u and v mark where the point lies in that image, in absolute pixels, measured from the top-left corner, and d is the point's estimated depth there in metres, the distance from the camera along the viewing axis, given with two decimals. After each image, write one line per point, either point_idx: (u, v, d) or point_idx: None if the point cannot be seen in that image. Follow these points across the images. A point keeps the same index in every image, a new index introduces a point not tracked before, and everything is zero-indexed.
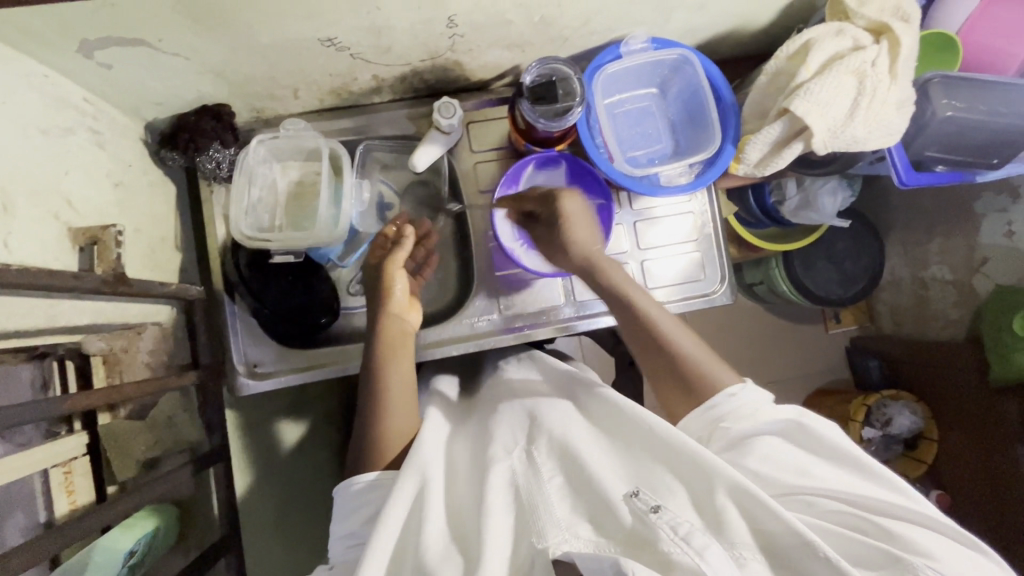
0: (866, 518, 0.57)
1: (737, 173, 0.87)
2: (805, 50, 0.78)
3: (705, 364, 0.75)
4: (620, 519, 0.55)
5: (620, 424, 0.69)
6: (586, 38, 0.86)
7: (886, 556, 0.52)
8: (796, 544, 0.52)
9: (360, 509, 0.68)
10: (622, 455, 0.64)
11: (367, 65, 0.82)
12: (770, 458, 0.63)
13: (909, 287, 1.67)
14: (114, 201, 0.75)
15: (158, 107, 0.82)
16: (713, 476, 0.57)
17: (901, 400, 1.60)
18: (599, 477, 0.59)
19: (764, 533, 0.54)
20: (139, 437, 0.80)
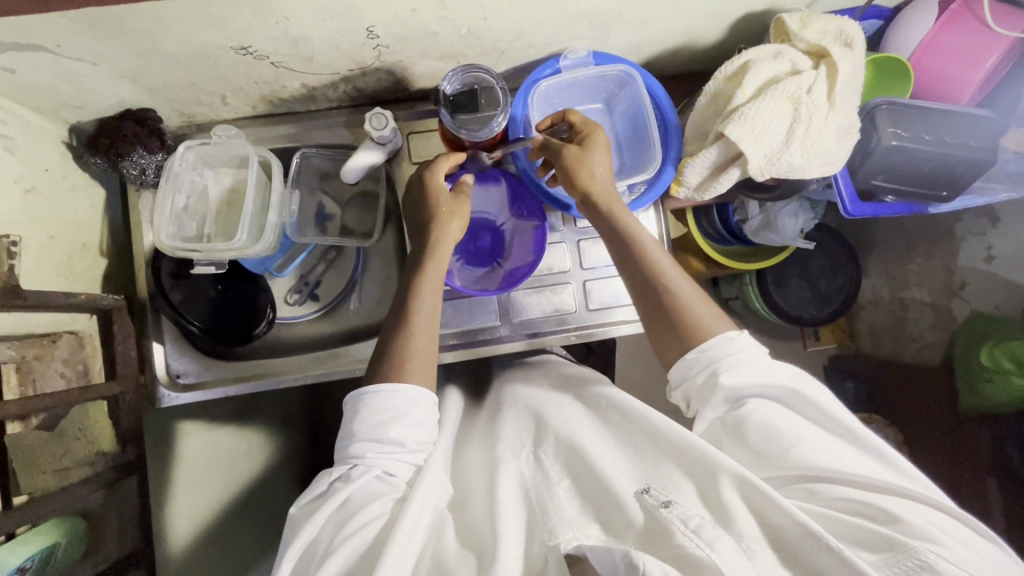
0: (864, 495, 0.59)
1: (678, 195, 0.83)
2: (743, 71, 0.75)
3: (703, 312, 0.74)
4: (630, 517, 0.57)
5: (620, 421, 0.72)
6: (523, 51, 0.84)
7: (881, 538, 0.55)
8: (801, 535, 0.54)
9: (392, 413, 0.68)
10: (623, 451, 0.68)
11: (293, 73, 0.80)
12: (770, 435, 0.64)
13: (887, 307, 1.57)
14: (21, 208, 0.73)
15: (79, 110, 0.80)
16: (704, 465, 0.61)
17: (873, 423, 1.55)
18: (602, 474, 0.62)
19: (770, 525, 0.56)
20: (48, 449, 0.77)
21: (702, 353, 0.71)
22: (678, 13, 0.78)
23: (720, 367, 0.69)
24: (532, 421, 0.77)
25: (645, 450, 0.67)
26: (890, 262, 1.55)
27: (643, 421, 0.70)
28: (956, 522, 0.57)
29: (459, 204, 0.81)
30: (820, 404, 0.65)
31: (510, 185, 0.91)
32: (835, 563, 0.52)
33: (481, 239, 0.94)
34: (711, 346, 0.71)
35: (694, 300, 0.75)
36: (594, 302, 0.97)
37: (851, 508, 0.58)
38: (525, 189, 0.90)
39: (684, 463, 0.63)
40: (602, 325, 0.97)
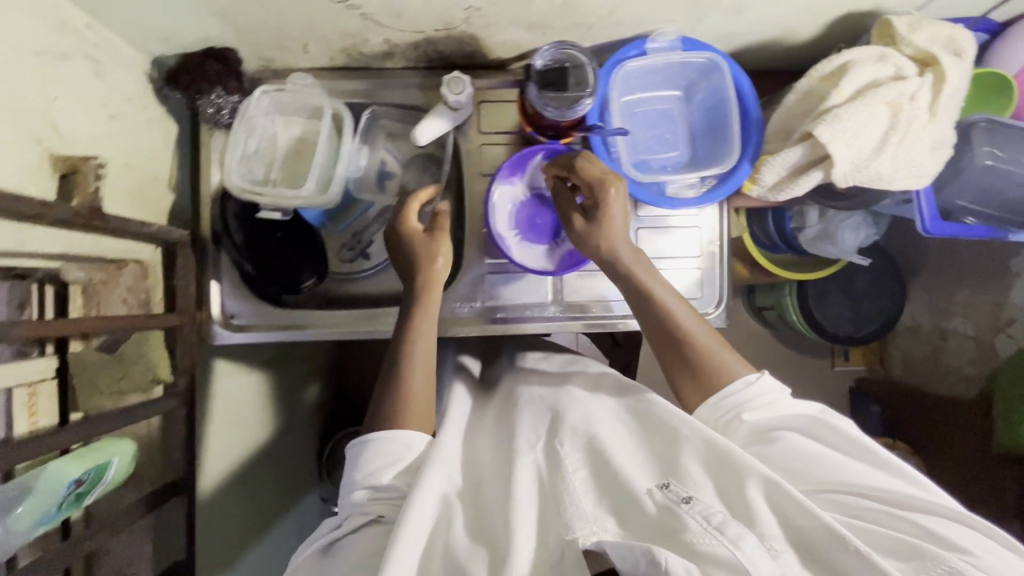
0: (889, 512, 0.58)
1: (751, 193, 0.83)
2: (841, 72, 0.72)
3: (722, 357, 0.73)
4: (646, 511, 0.58)
5: (640, 423, 0.71)
6: (612, 28, 0.82)
7: (911, 549, 0.54)
8: (826, 538, 0.52)
9: (389, 460, 0.68)
10: (641, 449, 0.68)
11: (379, 27, 0.79)
12: (789, 458, 0.64)
13: (927, 335, 1.54)
14: (105, 132, 0.74)
15: (164, 43, 0.80)
16: (723, 468, 0.60)
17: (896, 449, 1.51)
18: (622, 473, 0.62)
19: (797, 529, 0.54)
20: (104, 371, 0.78)
21: (723, 399, 0.70)
22: (778, 5, 0.76)
23: (741, 409, 0.70)
24: (542, 411, 0.77)
25: (663, 452, 0.65)
26: (935, 289, 1.50)
27: (659, 419, 0.69)
28: (986, 535, 0.56)
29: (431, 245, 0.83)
30: (842, 430, 0.65)
31: None
32: (860, 564, 0.50)
33: (541, 216, 0.93)
34: (733, 391, 0.70)
35: (714, 348, 0.73)
36: None
37: (871, 517, 0.58)
38: None
39: (703, 464, 0.62)
40: None
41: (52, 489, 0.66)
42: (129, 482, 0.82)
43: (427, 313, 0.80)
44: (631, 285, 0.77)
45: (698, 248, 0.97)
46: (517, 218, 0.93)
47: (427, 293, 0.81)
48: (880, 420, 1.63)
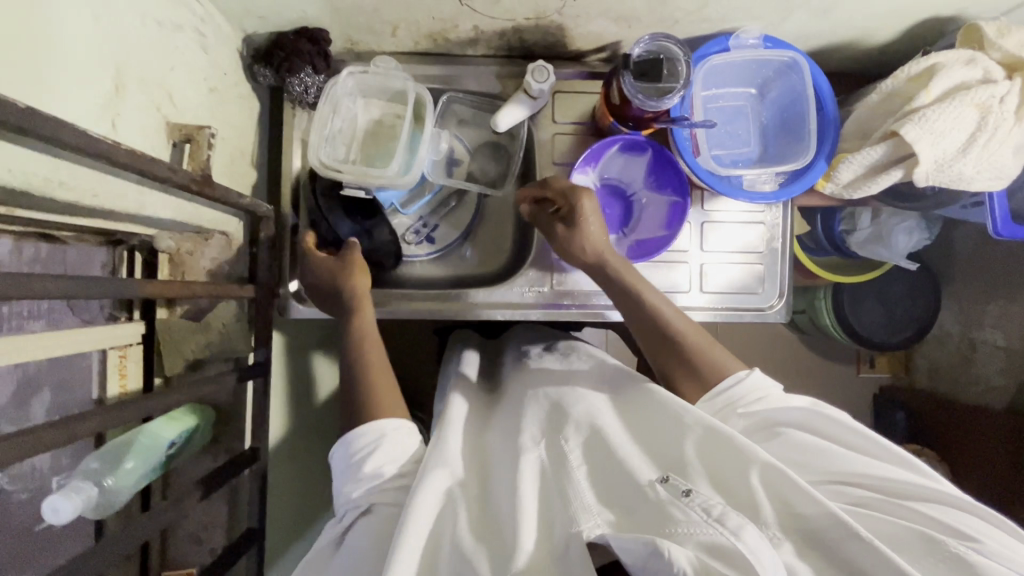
0: (895, 501, 0.57)
1: (824, 190, 0.84)
2: (928, 74, 0.74)
3: (714, 355, 0.75)
4: (649, 501, 0.53)
5: (636, 414, 0.67)
6: (697, 24, 0.84)
7: (922, 538, 0.53)
8: (832, 527, 0.51)
9: (366, 452, 0.68)
10: (640, 439, 0.63)
11: (472, 13, 0.81)
12: (787, 451, 0.64)
13: (955, 344, 1.52)
14: (207, 105, 0.76)
15: (261, 21, 0.82)
16: (718, 458, 0.58)
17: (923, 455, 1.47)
18: (623, 462, 0.58)
19: (797, 515, 0.53)
20: (190, 338, 0.83)
21: (716, 395, 0.72)
22: (866, 7, 0.78)
23: (742, 406, 0.70)
24: (541, 397, 0.72)
25: (660, 443, 0.62)
26: (967, 299, 1.50)
27: (659, 407, 0.65)
28: (980, 517, 0.56)
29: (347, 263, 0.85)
30: (845, 423, 0.64)
31: (655, 157, 0.90)
32: (876, 562, 0.48)
33: (610, 207, 0.95)
34: (727, 387, 0.72)
35: (706, 346, 0.76)
36: (707, 285, 0.98)
37: (874, 506, 0.58)
38: (671, 162, 0.89)
39: (702, 452, 0.59)
40: (707, 309, 0.99)
41: (153, 446, 0.68)
42: (206, 448, 0.84)
43: (365, 319, 0.82)
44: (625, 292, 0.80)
45: (761, 244, 0.99)
46: None
47: (356, 298, 0.83)
48: (905, 425, 1.61)
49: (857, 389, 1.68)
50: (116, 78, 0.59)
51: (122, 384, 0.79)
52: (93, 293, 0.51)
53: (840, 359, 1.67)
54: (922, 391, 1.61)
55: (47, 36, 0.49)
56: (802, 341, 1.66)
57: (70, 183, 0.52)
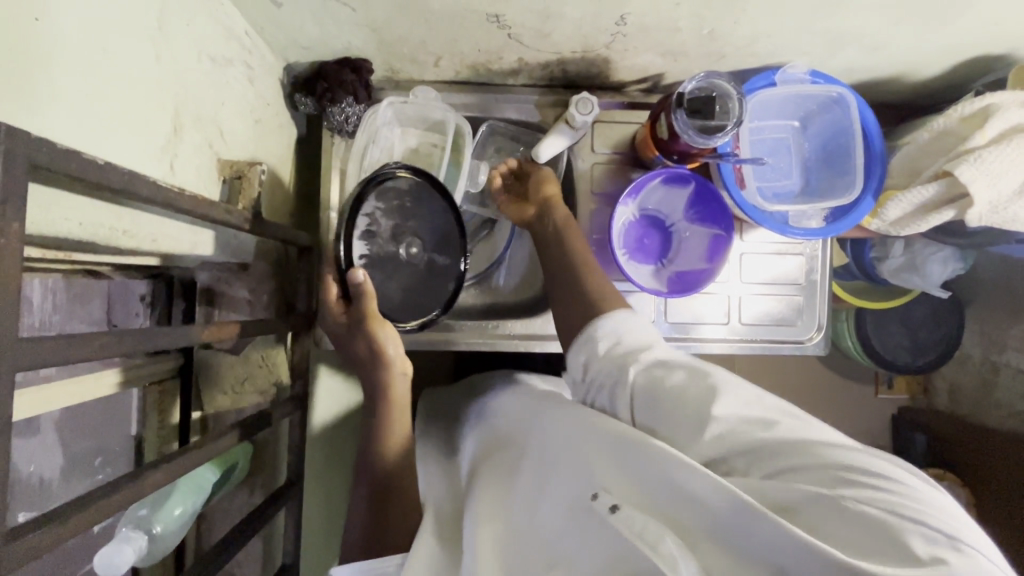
0: (783, 459, 0.45)
1: (870, 226, 0.84)
2: (983, 114, 0.74)
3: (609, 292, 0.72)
4: (593, 548, 0.45)
5: (555, 432, 0.59)
6: (744, 58, 0.84)
7: (814, 497, 0.41)
8: (739, 517, 0.39)
9: None
10: (561, 457, 0.55)
11: (519, 46, 0.80)
12: (679, 423, 0.52)
13: (977, 368, 1.46)
14: (252, 138, 0.76)
15: (304, 52, 0.81)
16: (611, 464, 0.49)
17: (945, 481, 1.41)
18: (555, 503, 0.51)
19: (709, 509, 0.41)
20: (229, 372, 0.85)
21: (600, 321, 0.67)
22: (917, 45, 0.78)
23: (625, 350, 0.63)
24: (491, 467, 0.65)
25: (562, 457, 0.54)
26: (992, 322, 1.42)
27: (573, 422, 0.57)
28: (883, 455, 0.42)
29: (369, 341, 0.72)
30: (712, 374, 0.54)
31: (697, 190, 0.88)
32: (772, 533, 0.38)
33: (649, 238, 0.94)
34: (607, 321, 0.67)
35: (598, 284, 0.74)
36: (744, 316, 0.97)
37: (768, 473, 0.46)
38: (714, 195, 0.88)
39: (598, 456, 0.51)
40: (743, 341, 0.97)
41: (199, 485, 0.67)
42: (242, 484, 0.84)
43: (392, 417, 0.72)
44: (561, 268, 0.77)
45: (799, 276, 0.98)
46: (627, 239, 0.92)
47: (384, 394, 0.73)
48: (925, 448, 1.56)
49: (875, 411, 1.65)
50: (175, 119, 0.58)
51: (161, 419, 0.82)
52: (173, 344, 0.50)
53: (857, 381, 1.64)
54: (942, 413, 1.56)
55: (114, 81, 0.49)
56: (823, 363, 1.62)
57: (133, 231, 0.51)
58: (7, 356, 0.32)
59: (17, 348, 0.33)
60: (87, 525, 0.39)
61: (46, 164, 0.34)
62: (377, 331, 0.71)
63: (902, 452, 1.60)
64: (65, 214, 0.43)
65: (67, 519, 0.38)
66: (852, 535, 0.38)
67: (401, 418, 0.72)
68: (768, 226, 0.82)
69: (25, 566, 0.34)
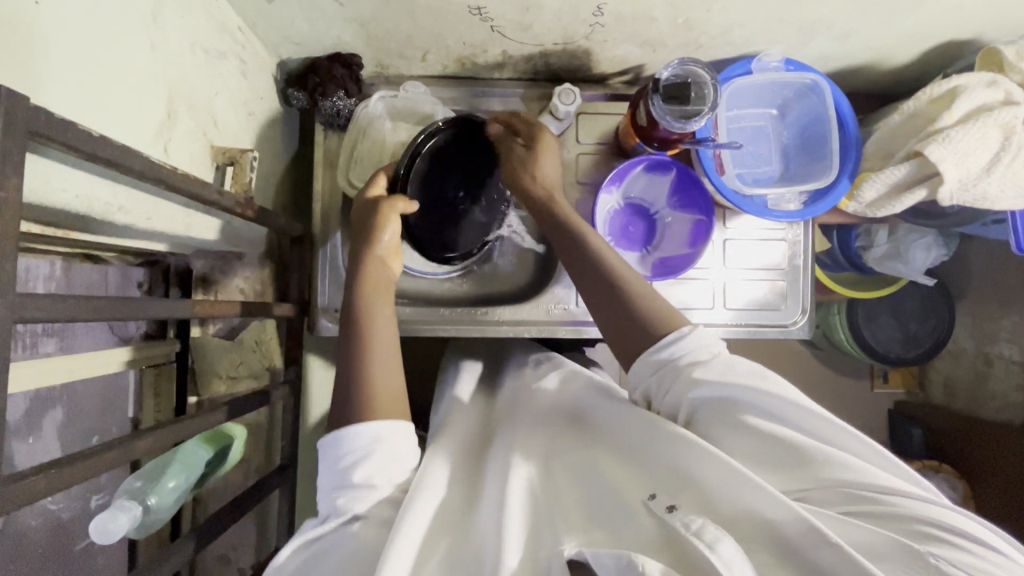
0: (862, 500, 0.48)
1: (847, 209, 0.86)
2: (950, 96, 0.77)
3: (661, 305, 0.68)
4: (638, 528, 0.49)
5: (612, 429, 0.62)
6: (721, 48, 0.86)
7: (905, 547, 0.43)
8: (799, 531, 0.44)
9: (357, 455, 0.60)
10: (623, 458, 0.58)
11: (502, 39, 0.83)
12: (749, 449, 0.54)
13: (971, 360, 1.46)
14: (245, 129, 0.79)
15: (296, 47, 0.84)
16: (675, 467, 0.53)
17: (941, 472, 1.41)
18: (611, 491, 0.55)
19: (765, 522, 0.46)
20: (223, 357, 0.87)
21: (659, 351, 0.64)
22: (886, 32, 0.80)
23: (687, 366, 0.62)
24: (529, 436, 0.67)
25: (629, 456, 0.58)
26: (984, 313, 1.43)
27: (633, 422, 0.60)
28: (961, 519, 0.45)
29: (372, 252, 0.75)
30: (813, 410, 0.53)
31: (679, 177, 0.91)
32: (839, 563, 0.42)
33: (634, 225, 0.96)
34: (667, 343, 0.64)
35: (645, 296, 0.69)
36: (728, 301, 0.99)
37: (849, 511, 0.48)
38: (695, 182, 0.90)
39: (663, 460, 0.55)
40: (729, 325, 0.99)
41: (192, 461, 0.68)
42: (236, 467, 0.86)
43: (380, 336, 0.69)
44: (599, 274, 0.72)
45: (782, 261, 1.00)
46: (611, 226, 0.95)
47: (364, 316, 0.70)
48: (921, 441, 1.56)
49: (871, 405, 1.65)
50: (169, 104, 0.61)
51: (157, 403, 0.84)
52: (167, 315, 0.52)
53: (851, 374, 1.64)
54: (937, 406, 1.55)
55: (110, 64, 0.51)
56: (816, 356, 1.63)
57: (127, 208, 0.53)
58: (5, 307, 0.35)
59: (16, 301, 0.36)
60: (81, 475, 0.41)
61: (44, 130, 0.37)
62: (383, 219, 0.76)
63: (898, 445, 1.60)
64: (63, 186, 0.45)
65: (62, 468, 0.40)
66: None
67: (385, 347, 0.69)
68: (752, 211, 0.84)
69: (21, 506, 0.36)
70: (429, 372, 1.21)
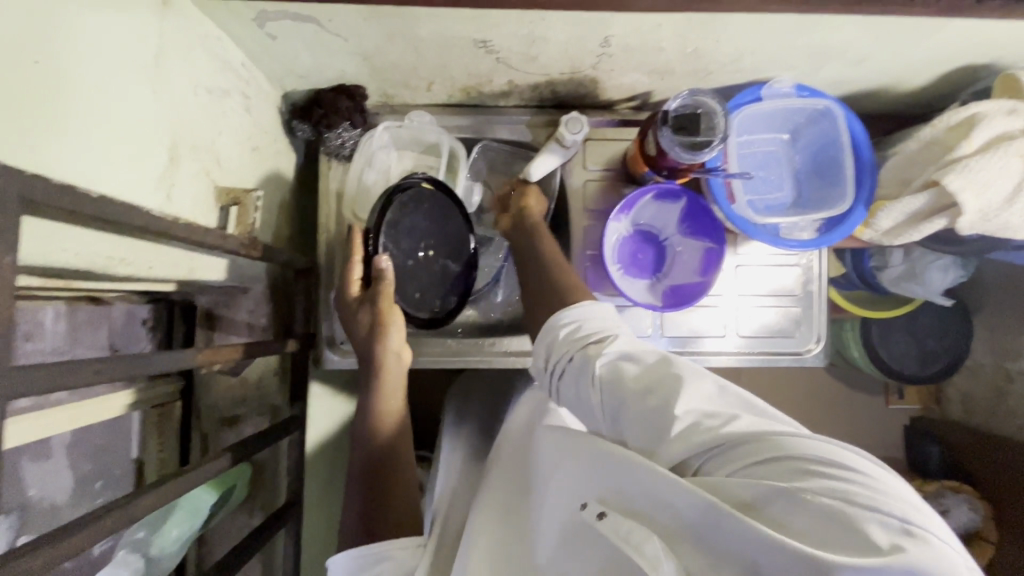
0: (748, 454, 0.45)
1: (863, 236, 0.84)
2: (969, 123, 0.75)
3: (577, 280, 0.72)
4: (588, 554, 0.46)
5: (543, 446, 0.60)
6: (731, 74, 0.85)
7: (782, 491, 0.40)
8: (700, 513, 0.41)
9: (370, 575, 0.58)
10: (551, 472, 0.56)
11: (508, 70, 0.83)
12: (640, 422, 0.51)
13: (990, 377, 1.41)
14: (249, 164, 0.78)
15: (300, 80, 0.84)
16: (592, 471, 0.51)
17: (961, 493, 1.37)
18: (550, 517, 0.52)
19: (675, 513, 0.43)
20: (229, 393, 0.88)
21: (568, 311, 0.64)
22: (901, 57, 0.79)
23: (592, 343, 0.60)
24: (494, 478, 0.68)
25: (554, 469, 0.56)
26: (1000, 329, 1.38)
27: (557, 436, 0.59)
28: (850, 448, 0.41)
29: (385, 349, 0.73)
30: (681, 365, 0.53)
31: (689, 205, 0.89)
32: (743, 539, 0.38)
33: (643, 252, 0.94)
34: (569, 309, 0.65)
35: (563, 270, 0.74)
36: (741, 329, 0.97)
37: (742, 470, 0.44)
38: (706, 210, 0.88)
39: (580, 461, 0.53)
40: (740, 353, 0.97)
41: (196, 507, 0.67)
42: (242, 504, 0.85)
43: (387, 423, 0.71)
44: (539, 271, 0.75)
45: (796, 287, 0.98)
46: (620, 253, 0.93)
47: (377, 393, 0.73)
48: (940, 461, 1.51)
49: (888, 423, 1.61)
50: (171, 149, 0.60)
51: (160, 443, 0.83)
52: (169, 369, 0.51)
53: (867, 392, 1.60)
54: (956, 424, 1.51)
55: (111, 115, 0.51)
56: (830, 373, 1.59)
57: (129, 259, 0.53)
58: None
59: (11, 375, 0.35)
60: (78, 547, 0.40)
61: (41, 197, 0.36)
62: (387, 311, 0.74)
63: (916, 465, 1.55)
64: (61, 245, 0.44)
65: (61, 541, 0.39)
66: (824, 530, 0.37)
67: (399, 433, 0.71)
68: (768, 239, 0.82)
69: None
70: (435, 398, 1.19)
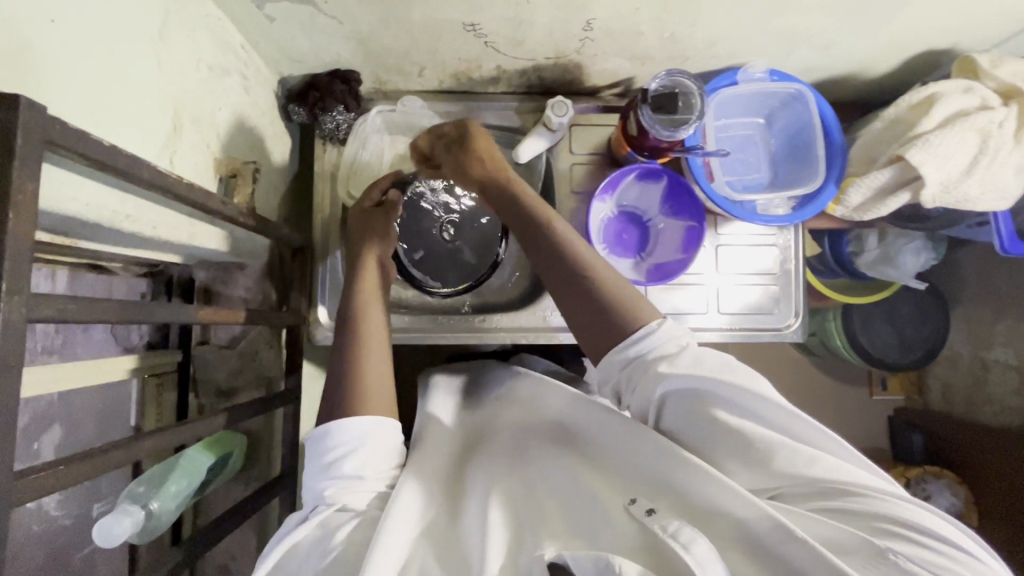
0: (832, 497, 0.50)
1: (834, 213, 0.87)
2: (928, 102, 0.80)
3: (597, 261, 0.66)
4: (618, 529, 0.51)
5: (585, 433, 0.65)
6: (707, 60, 0.90)
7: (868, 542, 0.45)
8: (768, 529, 0.47)
9: (347, 447, 0.61)
10: (594, 464, 0.61)
11: (496, 54, 0.87)
12: (722, 444, 0.54)
13: (967, 366, 1.45)
14: (247, 142, 0.81)
15: (297, 64, 0.87)
16: (646, 466, 0.56)
17: (943, 478, 1.40)
18: (587, 496, 0.57)
19: (734, 521, 0.49)
20: (226, 364, 0.90)
21: (627, 345, 0.61)
22: (865, 43, 0.83)
23: (655, 359, 0.59)
24: (510, 452, 0.68)
25: (600, 458, 0.61)
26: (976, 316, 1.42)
27: (601, 425, 0.63)
28: (930, 517, 0.47)
29: (369, 254, 0.80)
30: (775, 400, 0.53)
31: (670, 184, 0.94)
32: (814, 563, 0.44)
33: (628, 232, 0.98)
34: (639, 338, 0.60)
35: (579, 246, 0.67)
36: (722, 306, 1.01)
37: (824, 507, 0.50)
38: (687, 188, 0.93)
39: (636, 454, 0.58)
40: (724, 329, 1.01)
41: (195, 465, 0.70)
42: (237, 476, 0.86)
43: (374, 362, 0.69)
44: (550, 251, 0.68)
45: (774, 266, 1.02)
46: (606, 233, 0.97)
47: (357, 315, 0.73)
48: (923, 449, 1.55)
49: (872, 413, 1.64)
50: (175, 118, 0.64)
51: (159, 412, 0.85)
52: (172, 319, 0.53)
53: (851, 382, 1.63)
54: (938, 412, 1.54)
55: (119, 79, 0.54)
56: (814, 363, 1.63)
57: (134, 216, 0.55)
58: (20, 306, 0.36)
59: (30, 299, 0.37)
60: (86, 474, 0.42)
61: (59, 139, 0.39)
62: (383, 226, 0.83)
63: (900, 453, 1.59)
64: (71, 194, 0.47)
65: (71, 464, 0.41)
66: None
67: (379, 348, 0.71)
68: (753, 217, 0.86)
69: (32, 499, 0.38)
70: None
